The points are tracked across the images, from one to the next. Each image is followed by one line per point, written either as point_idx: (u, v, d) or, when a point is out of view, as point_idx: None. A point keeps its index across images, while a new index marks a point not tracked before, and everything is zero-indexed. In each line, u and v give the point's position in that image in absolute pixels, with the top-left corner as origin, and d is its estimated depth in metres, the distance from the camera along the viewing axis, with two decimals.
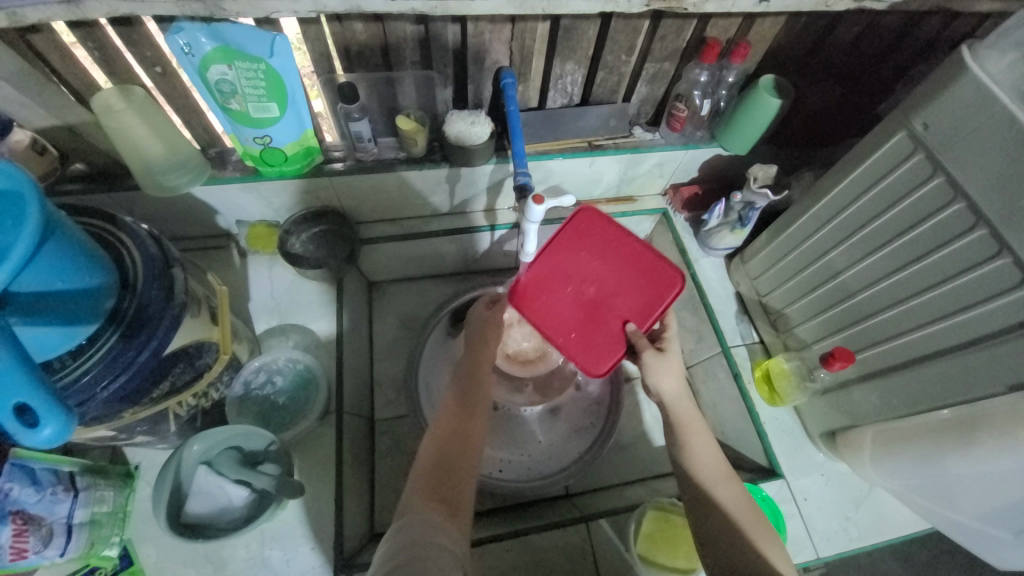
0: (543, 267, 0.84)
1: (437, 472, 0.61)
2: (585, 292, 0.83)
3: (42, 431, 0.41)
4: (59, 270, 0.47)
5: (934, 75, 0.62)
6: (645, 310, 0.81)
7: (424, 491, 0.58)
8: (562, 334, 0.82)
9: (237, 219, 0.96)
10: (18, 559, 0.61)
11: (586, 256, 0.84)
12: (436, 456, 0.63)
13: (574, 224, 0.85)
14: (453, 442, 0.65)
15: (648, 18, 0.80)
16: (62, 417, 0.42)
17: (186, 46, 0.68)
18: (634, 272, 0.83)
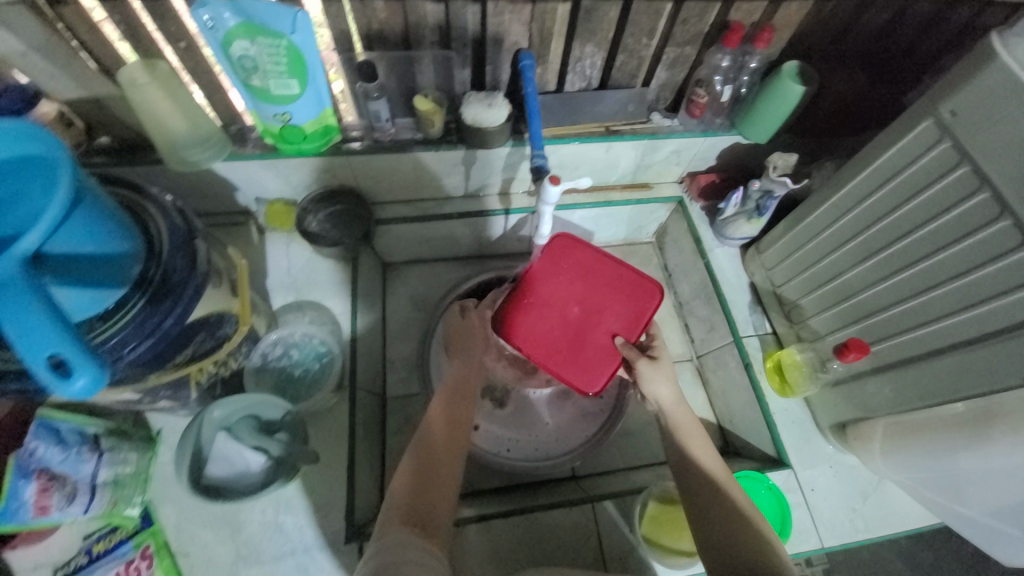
0: (525, 293, 0.87)
1: (417, 490, 0.62)
2: (569, 313, 0.86)
3: (75, 382, 0.42)
4: (90, 233, 0.49)
5: (965, 60, 0.60)
6: (629, 324, 0.84)
7: (403, 511, 0.59)
8: (552, 357, 0.84)
9: (256, 196, 0.97)
10: (42, 516, 0.63)
11: (566, 279, 0.87)
12: (415, 471, 0.64)
13: (550, 249, 0.89)
14: (432, 457, 0.66)
15: (670, 0, 0.78)
16: (95, 370, 0.43)
17: (209, 21, 0.69)
18: (614, 291, 0.87)
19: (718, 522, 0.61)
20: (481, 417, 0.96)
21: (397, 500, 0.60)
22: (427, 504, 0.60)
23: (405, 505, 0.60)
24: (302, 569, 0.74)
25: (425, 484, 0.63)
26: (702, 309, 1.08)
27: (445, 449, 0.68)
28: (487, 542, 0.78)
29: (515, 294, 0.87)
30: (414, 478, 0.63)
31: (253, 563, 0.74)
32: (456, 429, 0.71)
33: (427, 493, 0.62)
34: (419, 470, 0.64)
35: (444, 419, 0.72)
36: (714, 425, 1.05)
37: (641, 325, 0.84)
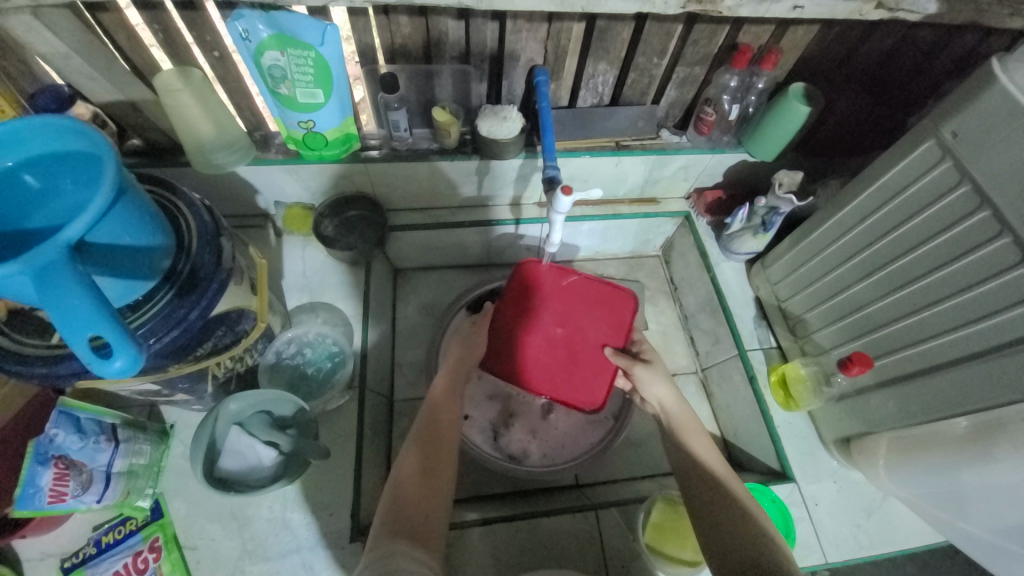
0: (508, 324, 0.93)
1: (406, 501, 0.62)
2: (554, 337, 0.93)
3: (114, 362, 0.45)
4: (128, 225, 0.52)
5: (964, 85, 0.63)
6: (610, 336, 0.92)
7: (394, 519, 0.60)
8: (546, 381, 0.90)
9: (276, 200, 1.01)
10: (57, 502, 0.65)
11: (543, 303, 0.95)
12: (403, 481, 0.64)
13: (524, 276, 0.96)
14: (424, 464, 0.67)
15: (681, 23, 0.82)
16: (133, 350, 0.46)
17: (244, 32, 0.73)
18: (592, 309, 0.94)
19: (725, 531, 0.61)
20: (488, 421, 0.97)
21: (388, 510, 0.61)
22: (421, 517, 0.61)
23: (397, 516, 0.60)
24: (307, 566, 0.75)
25: (426, 489, 0.64)
26: (708, 322, 1.09)
27: (439, 456, 0.69)
28: (490, 545, 0.79)
29: (502, 328, 0.93)
30: (405, 486, 0.64)
31: (259, 558, 0.75)
32: (443, 435, 0.72)
33: (424, 501, 0.63)
34: (409, 477, 0.65)
35: (442, 422, 0.73)
36: (718, 437, 1.06)
37: (620, 336, 0.92)
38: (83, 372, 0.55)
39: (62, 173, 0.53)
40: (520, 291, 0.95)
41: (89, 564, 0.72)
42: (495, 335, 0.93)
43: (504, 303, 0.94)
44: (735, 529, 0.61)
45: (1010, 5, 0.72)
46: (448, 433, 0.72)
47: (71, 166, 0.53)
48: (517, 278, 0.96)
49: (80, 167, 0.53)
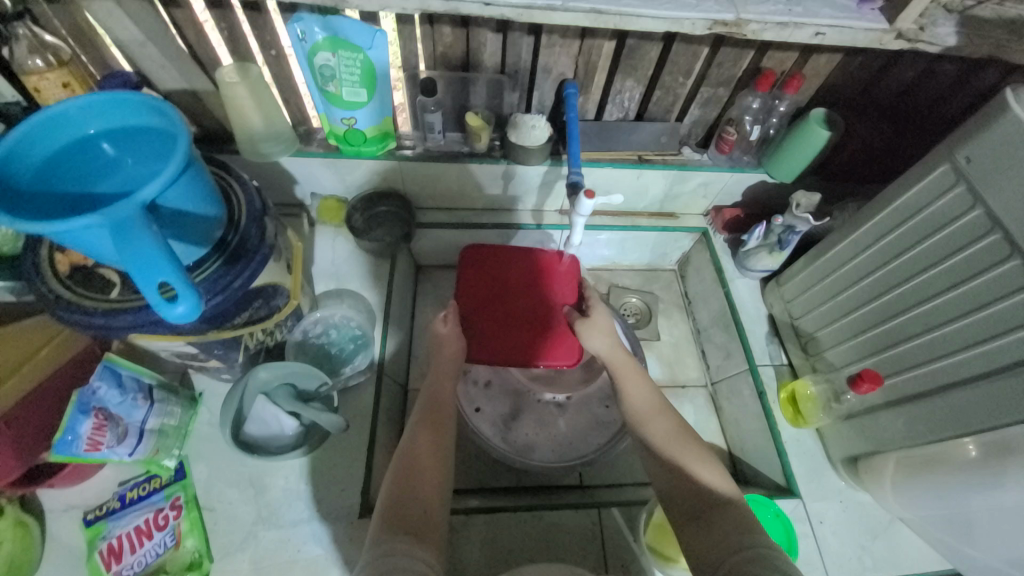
0: (471, 304, 1.00)
1: (405, 491, 0.64)
2: (516, 308, 1.00)
3: (178, 307, 0.51)
4: (190, 193, 0.57)
5: (980, 112, 0.65)
6: (564, 294, 1.01)
7: (394, 516, 0.61)
8: (520, 352, 0.96)
9: (312, 191, 1.07)
10: (93, 450, 0.69)
11: (498, 280, 1.02)
12: (400, 480, 0.66)
13: (469, 265, 1.03)
14: (414, 464, 0.68)
15: (708, 45, 0.86)
16: (194, 299, 0.51)
17: (301, 34, 0.79)
18: (539, 275, 1.02)
19: (674, 475, 0.66)
20: (498, 415, 0.99)
21: (386, 508, 0.62)
22: (419, 515, 0.61)
23: (398, 509, 0.62)
24: (316, 537, 0.77)
25: (425, 478, 0.66)
26: (720, 336, 1.11)
27: (428, 457, 0.69)
28: (492, 533, 0.81)
29: (467, 313, 0.99)
30: (401, 486, 0.65)
31: (272, 525, 0.78)
32: (441, 426, 0.75)
33: (419, 496, 0.64)
34: (401, 480, 0.66)
35: (435, 415, 0.76)
36: (725, 451, 1.06)
37: (571, 284, 1.02)
38: (136, 326, 0.60)
39: (134, 144, 0.59)
40: (471, 277, 1.02)
41: (111, 518, 0.76)
42: (465, 325, 0.98)
43: (461, 296, 1.01)
44: (683, 474, 0.66)
45: None
46: (441, 433, 0.74)
47: (142, 138, 0.59)
48: (463, 267, 1.03)
49: (151, 140, 0.60)
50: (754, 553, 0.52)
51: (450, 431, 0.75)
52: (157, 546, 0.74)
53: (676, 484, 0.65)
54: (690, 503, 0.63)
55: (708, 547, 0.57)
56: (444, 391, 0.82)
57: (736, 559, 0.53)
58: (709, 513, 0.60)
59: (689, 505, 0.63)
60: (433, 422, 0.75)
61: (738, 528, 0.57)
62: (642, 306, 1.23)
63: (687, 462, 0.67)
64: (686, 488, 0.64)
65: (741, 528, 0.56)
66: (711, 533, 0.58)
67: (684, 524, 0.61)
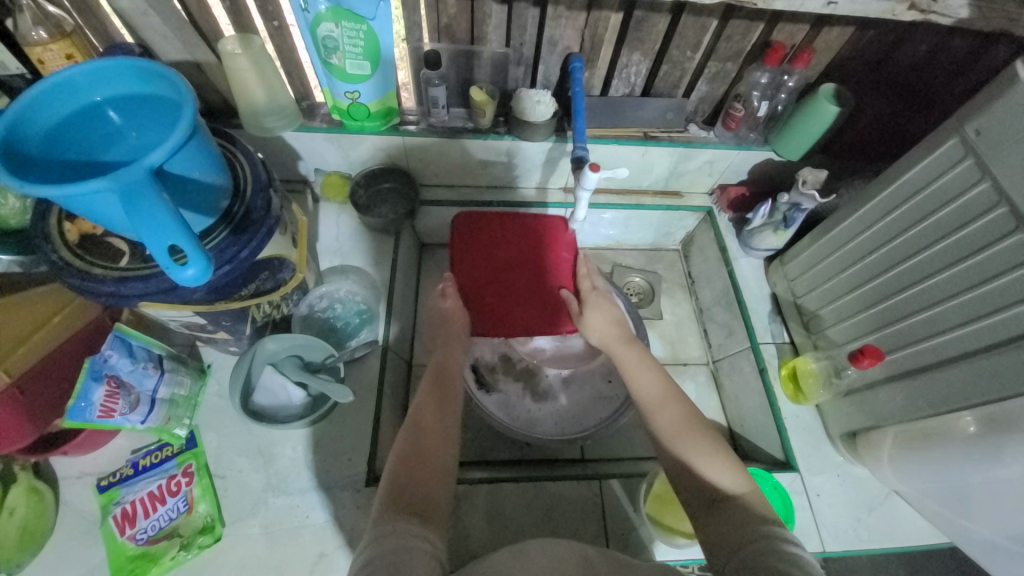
0: (472, 272, 1.00)
1: (414, 462, 0.64)
2: (517, 278, 1.00)
3: (188, 270, 0.51)
4: (197, 161, 0.57)
5: (993, 83, 0.64)
6: (564, 264, 1.02)
7: (395, 501, 0.59)
8: (524, 319, 0.97)
9: (316, 167, 1.06)
10: (107, 417, 0.71)
11: (497, 247, 1.03)
12: (406, 462, 0.64)
13: (460, 234, 1.04)
14: (415, 443, 0.67)
15: (717, 17, 0.84)
16: (204, 263, 0.52)
17: (304, 4, 0.78)
18: (535, 243, 1.03)
19: (678, 468, 0.67)
20: (501, 390, 1.00)
21: (389, 488, 0.61)
22: (419, 495, 0.60)
23: (405, 482, 0.61)
24: (323, 504, 0.79)
25: (428, 452, 0.66)
26: (723, 315, 1.11)
27: (432, 440, 0.68)
28: (496, 502, 0.84)
29: (468, 282, 0.99)
30: (408, 464, 0.64)
31: (280, 492, 0.80)
32: (449, 405, 0.75)
33: (424, 471, 0.63)
34: (408, 459, 0.64)
35: (445, 391, 0.77)
36: (725, 428, 1.07)
37: (571, 253, 1.03)
38: (145, 294, 0.61)
39: (140, 112, 0.60)
40: (467, 244, 1.03)
41: (124, 484, 0.78)
42: (466, 298, 0.98)
43: (456, 268, 1.01)
44: (685, 465, 0.67)
45: None
46: (443, 412, 0.73)
47: (148, 106, 0.59)
48: (455, 238, 1.04)
49: (158, 109, 0.59)
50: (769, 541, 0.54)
51: (455, 408, 0.75)
52: (170, 511, 0.76)
53: (681, 475, 0.66)
54: (697, 489, 0.64)
55: (720, 535, 0.58)
56: (453, 362, 0.84)
57: (751, 547, 0.54)
58: (718, 499, 0.62)
59: (695, 493, 0.65)
60: (440, 400, 0.75)
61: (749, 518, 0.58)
62: (646, 285, 1.24)
63: (691, 450, 0.67)
64: (691, 478, 0.65)
65: (755, 515, 0.58)
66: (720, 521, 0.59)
67: (697, 514, 0.63)
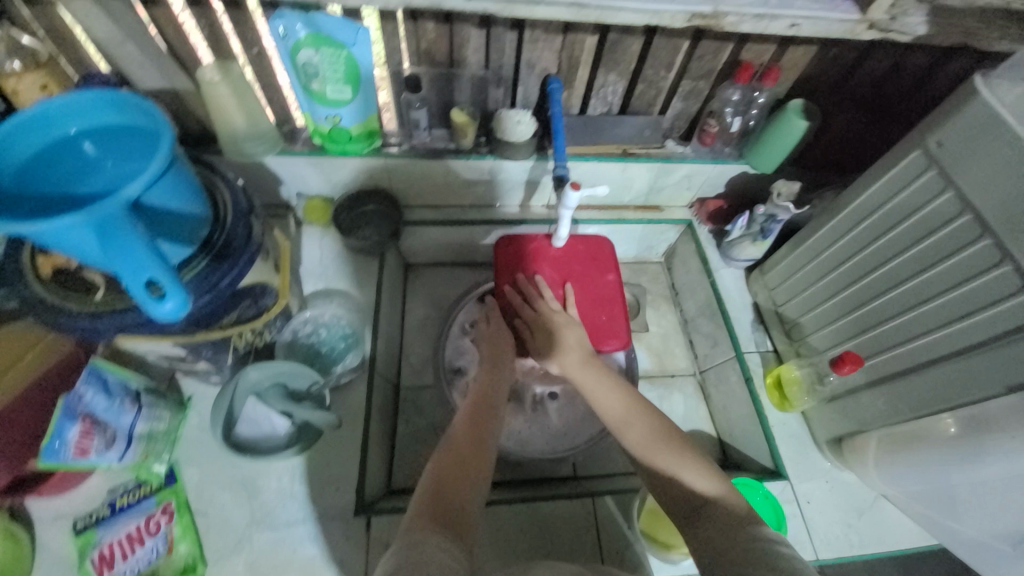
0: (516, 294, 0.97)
1: (449, 476, 0.63)
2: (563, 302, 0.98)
3: (166, 304, 0.51)
4: (175, 191, 0.57)
5: (951, 98, 0.67)
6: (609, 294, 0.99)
7: (429, 513, 0.57)
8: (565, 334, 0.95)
9: (298, 192, 1.05)
10: (81, 457, 0.68)
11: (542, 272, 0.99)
12: (442, 476, 0.63)
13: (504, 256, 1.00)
14: (456, 461, 0.66)
15: (688, 38, 0.87)
16: (182, 296, 0.52)
17: (283, 31, 0.78)
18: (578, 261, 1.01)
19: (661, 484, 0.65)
20: None
21: (422, 501, 0.60)
22: (454, 509, 0.59)
23: (437, 497, 0.60)
24: (311, 537, 0.77)
25: (466, 467, 0.65)
26: (707, 325, 1.12)
27: (472, 461, 0.66)
28: (489, 526, 0.82)
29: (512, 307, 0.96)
30: (442, 478, 0.63)
31: (266, 527, 0.78)
32: (488, 420, 0.75)
33: (457, 484, 0.62)
34: (447, 474, 0.64)
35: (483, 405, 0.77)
36: (714, 438, 1.08)
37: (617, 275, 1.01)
38: (122, 327, 0.60)
39: (116, 143, 0.59)
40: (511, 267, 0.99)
41: (102, 524, 0.75)
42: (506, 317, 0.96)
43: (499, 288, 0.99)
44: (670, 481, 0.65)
45: (997, 29, 0.77)
46: (484, 432, 0.72)
47: (124, 137, 0.59)
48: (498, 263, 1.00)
49: (134, 140, 0.59)
50: (764, 546, 0.51)
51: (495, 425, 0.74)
52: (149, 552, 0.73)
53: (667, 491, 0.65)
54: (683, 503, 0.62)
55: (708, 544, 0.55)
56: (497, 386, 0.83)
57: (742, 549, 0.51)
58: (706, 508, 0.60)
59: (682, 508, 0.62)
60: (471, 416, 0.74)
61: (736, 525, 0.55)
62: (631, 299, 1.23)
63: (674, 464, 0.65)
64: (676, 494, 0.64)
65: (743, 520, 0.56)
66: (708, 531, 0.57)
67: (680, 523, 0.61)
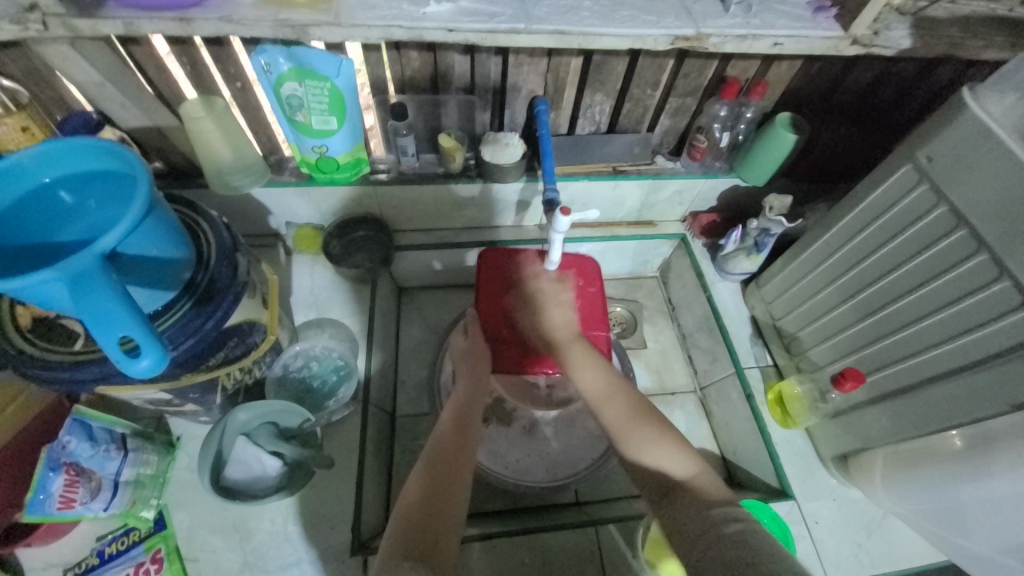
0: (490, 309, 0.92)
1: (435, 499, 0.62)
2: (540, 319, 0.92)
3: (141, 360, 0.50)
4: (153, 238, 0.56)
5: (939, 112, 0.67)
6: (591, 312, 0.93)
7: (407, 539, 0.57)
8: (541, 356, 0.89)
9: (287, 221, 1.04)
10: (66, 508, 0.67)
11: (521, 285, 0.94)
12: (424, 493, 0.63)
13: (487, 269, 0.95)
14: (436, 469, 0.66)
15: (672, 57, 0.87)
16: (158, 351, 0.51)
17: (266, 65, 0.78)
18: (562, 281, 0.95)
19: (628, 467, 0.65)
20: (488, 438, 0.98)
21: (402, 516, 0.60)
22: (433, 537, 0.58)
23: (419, 524, 0.59)
24: None
25: (444, 494, 0.63)
26: (706, 340, 1.11)
27: (451, 471, 0.66)
28: (489, 561, 0.80)
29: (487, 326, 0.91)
30: (423, 495, 0.62)
31: (259, 571, 0.76)
32: (468, 429, 0.73)
33: (437, 510, 0.61)
34: (429, 491, 0.63)
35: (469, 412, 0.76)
36: (716, 456, 1.06)
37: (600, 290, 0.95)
38: (103, 377, 0.58)
39: (96, 189, 0.58)
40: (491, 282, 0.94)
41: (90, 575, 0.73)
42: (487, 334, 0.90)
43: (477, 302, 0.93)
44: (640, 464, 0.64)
45: (984, 38, 0.77)
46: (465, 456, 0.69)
47: (104, 183, 0.58)
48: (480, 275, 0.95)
49: (114, 186, 0.58)
50: (737, 530, 0.51)
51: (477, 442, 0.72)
52: None
53: (637, 474, 0.65)
54: (655, 485, 0.62)
55: (682, 527, 0.55)
56: (479, 399, 0.80)
57: (716, 534, 0.52)
58: (679, 489, 0.60)
59: (654, 490, 0.62)
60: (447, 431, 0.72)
61: (708, 507, 0.56)
62: (627, 314, 1.23)
63: (643, 445, 0.65)
64: (647, 476, 0.64)
65: (715, 500, 0.56)
66: (680, 514, 0.57)
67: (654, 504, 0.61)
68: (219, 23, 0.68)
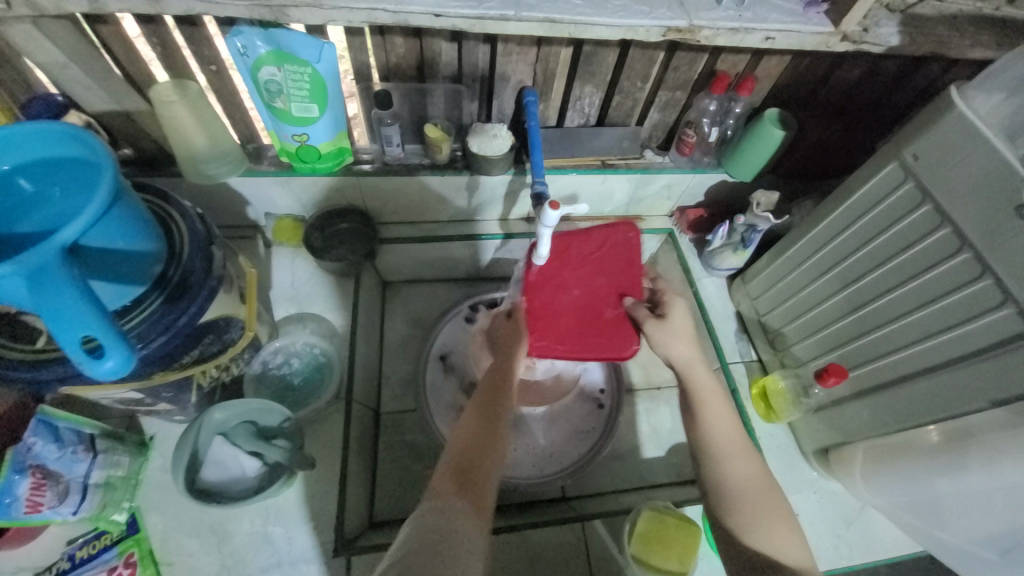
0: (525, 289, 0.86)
1: (474, 452, 0.65)
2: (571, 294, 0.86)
3: (106, 362, 0.47)
4: (120, 231, 0.53)
5: (926, 111, 0.67)
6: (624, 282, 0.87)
7: (453, 479, 0.61)
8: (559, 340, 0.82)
9: (266, 211, 1.00)
10: (33, 513, 0.64)
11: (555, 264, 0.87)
12: (466, 447, 0.65)
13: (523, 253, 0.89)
14: (478, 428, 0.68)
15: (663, 50, 0.86)
16: (125, 351, 0.48)
17: (242, 48, 0.74)
18: (599, 266, 0.88)
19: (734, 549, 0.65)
20: None
21: (450, 461, 0.63)
22: (479, 480, 0.62)
23: (460, 471, 0.62)
24: None
25: (482, 449, 0.66)
26: None
27: (489, 436, 0.68)
28: None
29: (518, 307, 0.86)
30: (465, 447, 0.65)
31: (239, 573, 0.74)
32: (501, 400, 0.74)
33: (478, 462, 0.64)
34: (471, 445, 0.66)
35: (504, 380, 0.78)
36: None
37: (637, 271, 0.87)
38: (67, 377, 0.55)
39: (57, 178, 0.54)
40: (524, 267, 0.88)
41: None
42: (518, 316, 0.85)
43: None
44: (734, 539, 0.66)
45: (970, 37, 0.78)
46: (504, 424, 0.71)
47: (65, 171, 0.54)
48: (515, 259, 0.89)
49: (76, 173, 0.54)
50: None
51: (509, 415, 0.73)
52: None
53: (731, 551, 0.66)
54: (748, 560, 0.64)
55: None
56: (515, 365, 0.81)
57: None
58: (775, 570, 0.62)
59: (741, 562, 0.64)
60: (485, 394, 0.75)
61: None
62: None
63: (747, 524, 0.66)
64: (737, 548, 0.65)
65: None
66: None
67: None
68: (191, 2, 0.65)
